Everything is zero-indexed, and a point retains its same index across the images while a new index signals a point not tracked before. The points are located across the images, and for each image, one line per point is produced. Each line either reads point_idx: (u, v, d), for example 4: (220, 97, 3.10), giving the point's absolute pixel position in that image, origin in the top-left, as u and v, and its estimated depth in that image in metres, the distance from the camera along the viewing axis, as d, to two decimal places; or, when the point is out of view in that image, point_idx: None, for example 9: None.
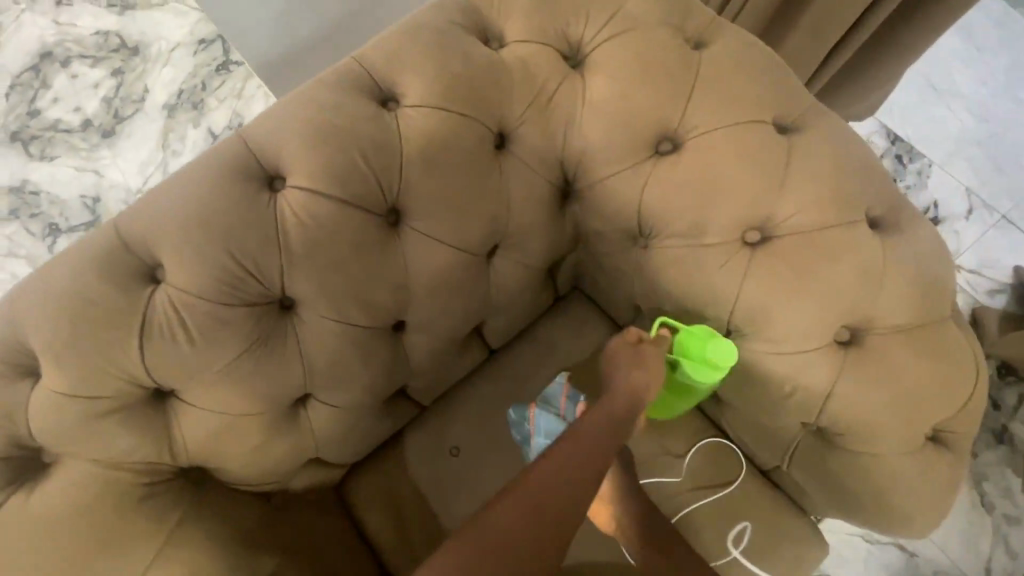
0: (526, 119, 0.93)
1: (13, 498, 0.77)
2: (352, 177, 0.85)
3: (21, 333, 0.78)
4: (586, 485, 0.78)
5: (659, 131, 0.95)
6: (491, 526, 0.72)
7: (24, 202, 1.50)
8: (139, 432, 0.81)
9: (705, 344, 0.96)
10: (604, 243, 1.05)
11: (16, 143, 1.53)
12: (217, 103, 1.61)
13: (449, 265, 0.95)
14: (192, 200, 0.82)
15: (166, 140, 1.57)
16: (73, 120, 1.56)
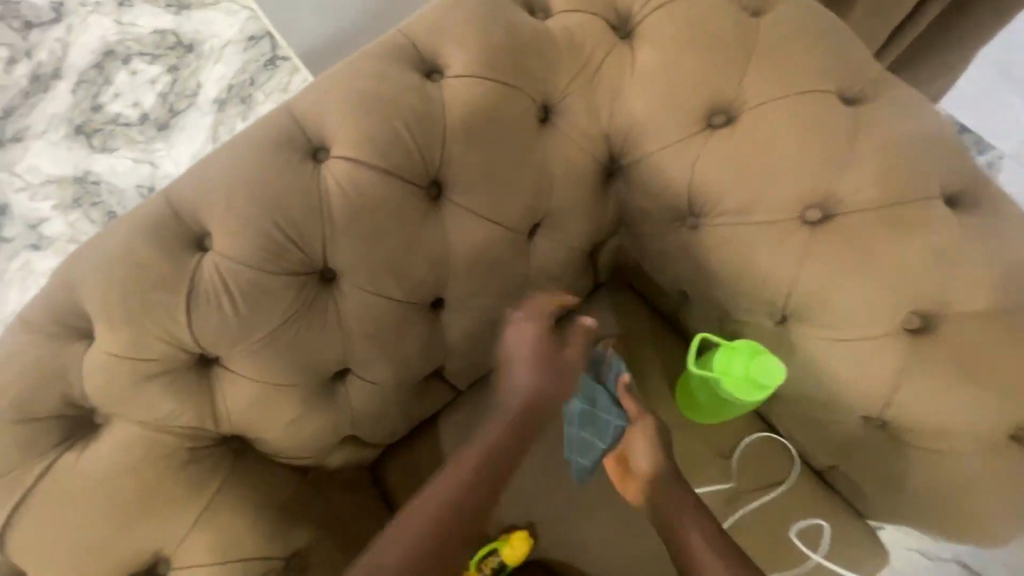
0: (572, 91, 0.90)
1: (64, 456, 0.79)
2: (394, 148, 0.84)
3: (78, 296, 0.81)
4: (485, 488, 0.83)
5: (713, 102, 0.90)
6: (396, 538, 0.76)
7: (86, 191, 1.56)
8: (185, 397, 0.82)
9: (747, 362, 0.90)
10: (650, 222, 1.00)
11: (79, 136, 1.58)
12: (264, 97, 1.66)
13: (490, 242, 0.93)
14: (240, 169, 0.83)
15: (216, 132, 1.63)
16: (132, 114, 1.61)
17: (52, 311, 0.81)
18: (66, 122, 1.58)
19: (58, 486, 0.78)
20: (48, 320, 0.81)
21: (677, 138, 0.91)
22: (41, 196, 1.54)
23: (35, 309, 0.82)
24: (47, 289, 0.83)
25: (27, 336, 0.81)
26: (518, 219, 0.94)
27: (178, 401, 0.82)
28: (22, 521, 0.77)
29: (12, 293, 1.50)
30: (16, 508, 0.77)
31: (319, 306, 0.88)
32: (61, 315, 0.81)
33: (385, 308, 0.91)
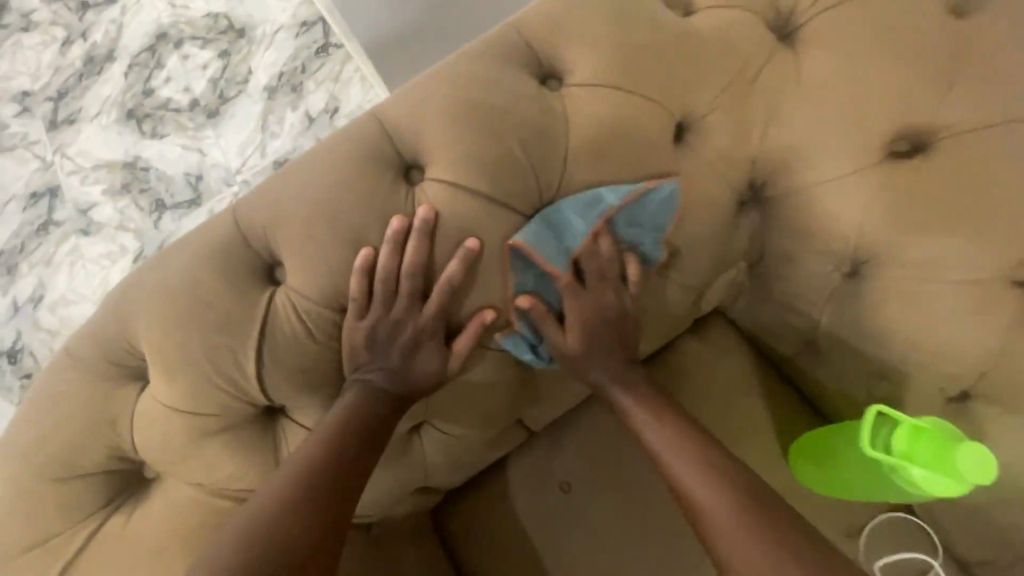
0: (718, 106, 0.74)
1: (112, 517, 0.69)
2: (505, 170, 0.69)
3: (130, 331, 0.69)
4: (339, 459, 0.69)
5: (894, 129, 0.73)
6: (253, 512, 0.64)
7: (135, 177, 1.43)
8: (249, 455, 0.71)
9: (943, 450, 0.68)
10: (790, 265, 0.83)
11: (130, 122, 1.46)
12: (315, 86, 1.50)
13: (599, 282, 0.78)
14: (319, 187, 0.69)
15: (265, 123, 1.48)
16: (182, 100, 1.48)
17: (100, 346, 0.70)
18: (118, 106, 1.47)
19: (102, 556, 0.66)
20: (97, 356, 0.70)
21: (844, 171, 0.74)
22: (92, 179, 1.43)
23: (81, 342, 0.71)
24: (95, 319, 0.72)
25: (74, 374, 0.70)
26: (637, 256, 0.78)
27: (242, 459, 0.70)
28: None
29: (59, 280, 1.38)
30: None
31: (380, 360, 0.72)
32: (110, 353, 0.70)
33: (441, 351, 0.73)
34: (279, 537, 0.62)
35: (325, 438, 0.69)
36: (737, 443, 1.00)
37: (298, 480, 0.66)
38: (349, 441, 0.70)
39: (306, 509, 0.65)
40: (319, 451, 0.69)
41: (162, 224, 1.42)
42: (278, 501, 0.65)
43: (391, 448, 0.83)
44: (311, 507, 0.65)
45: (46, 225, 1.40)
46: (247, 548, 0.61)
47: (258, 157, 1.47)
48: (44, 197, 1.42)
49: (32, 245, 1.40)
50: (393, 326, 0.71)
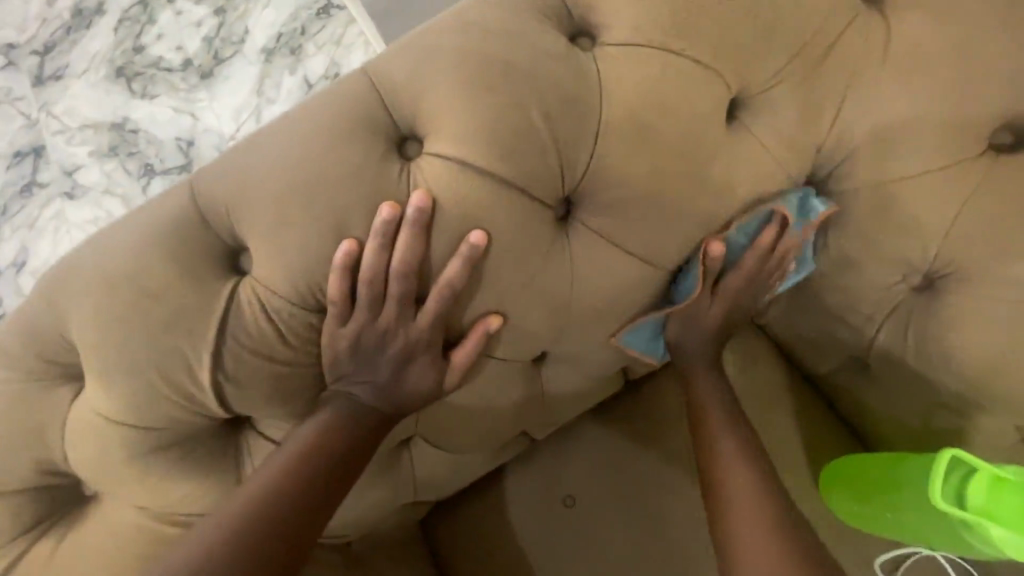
0: (775, 83, 0.63)
1: (46, 539, 0.59)
2: (524, 147, 0.57)
3: (63, 324, 0.58)
4: (321, 477, 0.58)
5: (968, 120, 0.65)
6: (205, 534, 0.54)
7: (123, 139, 1.17)
8: (204, 475, 0.60)
9: None
10: (842, 273, 0.73)
11: (118, 81, 1.18)
12: (315, 50, 1.23)
13: (643, 287, 0.68)
14: (295, 158, 0.56)
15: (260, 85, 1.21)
16: (172, 58, 1.20)
17: (30, 340, 0.58)
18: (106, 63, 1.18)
19: None
20: (24, 353, 0.58)
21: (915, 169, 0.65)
22: (78, 140, 1.17)
23: (7, 335, 0.59)
24: (22, 308, 0.60)
25: None
26: (672, 256, 0.67)
27: (197, 478, 0.60)
28: None
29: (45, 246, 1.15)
30: None
31: (367, 371, 0.61)
32: (39, 349, 0.58)
33: (437, 363, 0.62)
34: (235, 570, 0.52)
35: (302, 457, 0.58)
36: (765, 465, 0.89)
37: (266, 504, 0.55)
38: (329, 464, 0.59)
39: (272, 544, 0.54)
40: (295, 473, 0.58)
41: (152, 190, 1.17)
42: (237, 532, 0.53)
43: (375, 467, 0.72)
44: (278, 542, 0.54)
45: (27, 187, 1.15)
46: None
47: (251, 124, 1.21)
48: (27, 156, 1.16)
49: (14, 208, 1.15)
50: (382, 333, 0.60)
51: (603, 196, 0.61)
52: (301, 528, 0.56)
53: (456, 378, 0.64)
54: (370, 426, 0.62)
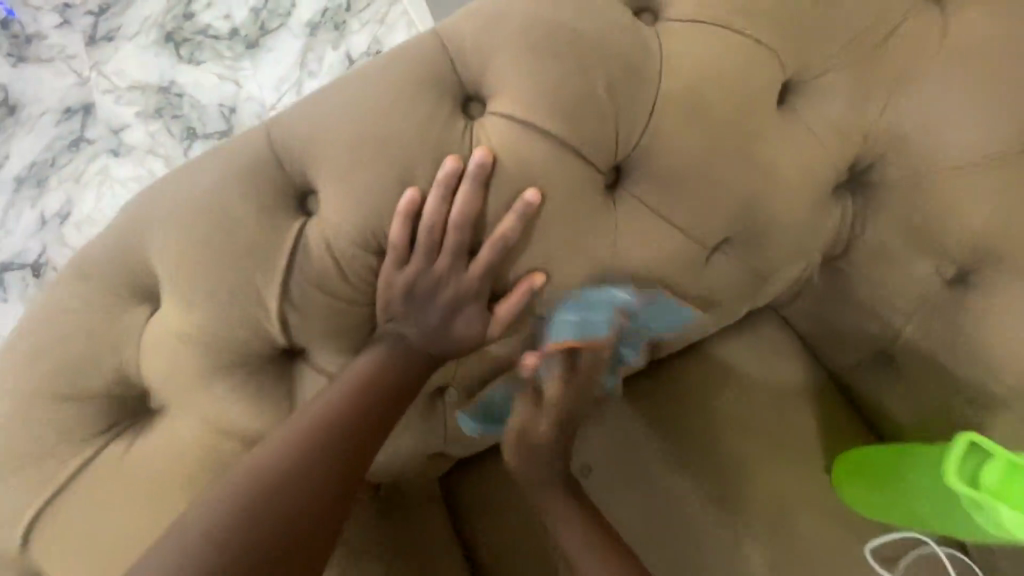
0: (826, 71, 0.66)
1: (113, 444, 0.64)
2: (583, 113, 0.60)
3: (146, 248, 0.63)
4: (373, 418, 0.63)
5: (1004, 122, 0.68)
6: (262, 458, 0.58)
7: (169, 103, 1.19)
8: (261, 396, 0.65)
9: None
10: (871, 260, 0.78)
11: (166, 43, 1.19)
12: (359, 27, 1.26)
13: (682, 261, 0.71)
14: (368, 110, 0.61)
15: (304, 58, 1.24)
16: (222, 25, 1.21)
17: (112, 262, 0.64)
18: (157, 26, 1.20)
19: (100, 481, 0.62)
20: (107, 272, 0.64)
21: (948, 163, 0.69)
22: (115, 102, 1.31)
23: (90, 256, 0.65)
24: (108, 234, 0.65)
25: (82, 288, 0.64)
26: (711, 232, 0.70)
27: (256, 399, 0.65)
28: (51, 524, 0.62)
29: (88, 200, 1.15)
30: (46, 504, 0.62)
31: (417, 317, 0.66)
32: (121, 270, 0.64)
33: (481, 317, 0.67)
34: (291, 493, 0.56)
35: (362, 388, 0.63)
36: (781, 448, 0.92)
37: (325, 424, 0.61)
38: (387, 397, 0.64)
39: (327, 462, 0.59)
40: (352, 399, 0.63)
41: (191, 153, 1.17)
42: (300, 455, 0.58)
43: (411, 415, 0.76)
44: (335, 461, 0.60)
45: (77, 142, 1.15)
46: (257, 499, 0.54)
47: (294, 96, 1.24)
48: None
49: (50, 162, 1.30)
50: (433, 282, 0.64)
51: (653, 167, 0.64)
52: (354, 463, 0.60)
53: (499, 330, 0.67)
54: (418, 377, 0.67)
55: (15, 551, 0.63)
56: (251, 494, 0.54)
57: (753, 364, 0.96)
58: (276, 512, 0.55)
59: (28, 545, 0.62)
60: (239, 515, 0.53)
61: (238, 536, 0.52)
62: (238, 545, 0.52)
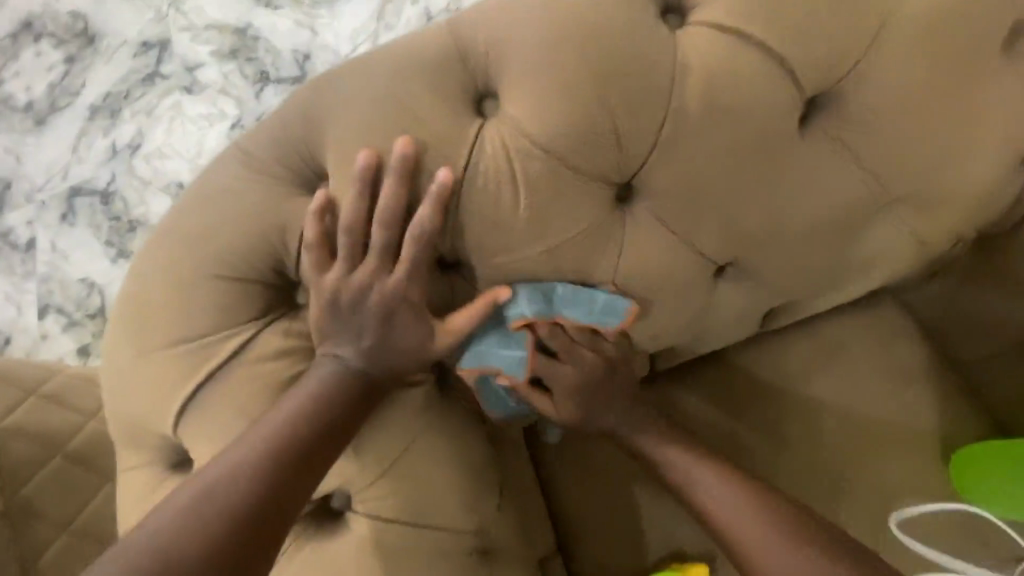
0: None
1: (266, 332, 0.63)
2: (800, 35, 0.58)
3: (319, 134, 0.61)
4: (384, 349, 0.62)
5: None
6: (301, 390, 0.61)
7: (243, 45, 1.34)
8: (402, 303, 0.61)
9: None
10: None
11: None
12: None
13: (858, 208, 0.67)
14: (567, 8, 0.58)
15: (383, 10, 1.34)
16: None
17: (279, 149, 0.63)
18: None
19: (256, 363, 0.62)
20: (274, 157, 0.63)
21: None
22: (203, 40, 1.32)
23: (256, 141, 0.63)
24: (275, 119, 0.64)
25: (248, 170, 0.63)
26: (895, 182, 0.66)
27: (400, 308, 0.61)
28: (200, 407, 0.62)
29: (158, 131, 1.34)
30: (201, 386, 0.62)
31: (584, 237, 0.62)
32: (290, 156, 0.62)
33: (650, 245, 0.64)
34: (322, 427, 0.60)
35: (393, 338, 0.62)
36: (908, 431, 0.87)
37: (342, 370, 0.62)
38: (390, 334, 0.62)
39: (348, 399, 0.61)
40: (384, 350, 0.62)
41: (264, 97, 1.32)
42: (330, 390, 0.61)
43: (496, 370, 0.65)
44: (349, 411, 0.61)
45: (152, 77, 1.33)
46: (259, 460, 0.57)
47: (368, 45, 1.33)
48: (155, 48, 1.34)
49: (137, 93, 1.34)
50: (599, 199, 0.61)
51: (854, 99, 0.61)
52: (365, 396, 0.63)
53: (666, 256, 0.65)
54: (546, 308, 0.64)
55: (169, 432, 0.64)
56: (290, 428, 0.59)
57: (870, 346, 0.90)
58: (312, 447, 0.59)
59: (179, 425, 0.64)
60: (277, 447, 0.58)
61: (277, 471, 0.57)
62: (263, 476, 0.57)
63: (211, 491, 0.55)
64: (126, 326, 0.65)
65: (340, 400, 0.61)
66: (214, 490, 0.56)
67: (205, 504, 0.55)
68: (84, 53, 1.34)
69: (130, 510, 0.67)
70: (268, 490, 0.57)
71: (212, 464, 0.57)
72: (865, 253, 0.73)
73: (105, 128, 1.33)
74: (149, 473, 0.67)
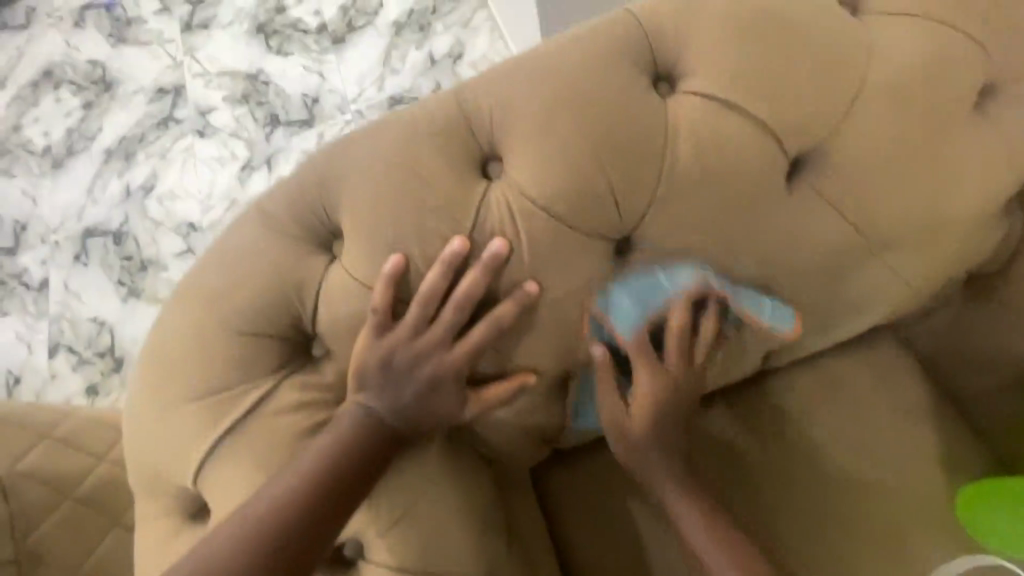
0: (1000, 82, 0.68)
1: (284, 384, 0.66)
2: (782, 99, 0.62)
3: (334, 196, 0.65)
4: (398, 399, 0.65)
5: None
6: (321, 441, 0.63)
7: (254, 89, 1.42)
8: (426, 364, 0.64)
9: None
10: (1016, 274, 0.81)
11: (258, 36, 1.46)
12: (443, 28, 1.44)
13: (848, 255, 0.70)
14: (565, 77, 0.63)
15: (388, 57, 1.43)
16: (311, 23, 1.46)
17: (296, 208, 0.66)
18: (250, 19, 1.47)
19: (274, 414, 0.65)
20: (291, 217, 0.66)
21: None
22: (215, 85, 1.43)
23: (275, 202, 0.67)
24: (293, 181, 0.68)
25: (267, 229, 0.67)
26: (882, 230, 0.70)
27: (416, 364, 0.64)
28: (219, 457, 0.65)
29: (171, 173, 1.39)
30: (222, 437, 0.65)
31: (586, 289, 0.65)
32: (306, 216, 0.66)
33: (650, 295, 0.67)
34: (341, 478, 0.62)
35: (421, 402, 0.65)
36: (913, 468, 0.88)
37: (362, 422, 0.64)
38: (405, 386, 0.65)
39: (367, 449, 0.63)
40: (411, 411, 0.65)
41: (272, 138, 1.40)
42: (348, 442, 0.63)
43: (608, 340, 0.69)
44: (368, 461, 0.63)
45: (166, 120, 1.41)
46: (285, 513, 0.60)
47: (374, 89, 1.41)
48: (169, 94, 1.43)
49: (151, 137, 1.41)
50: (601, 252, 0.64)
51: (836, 156, 0.65)
52: (384, 445, 0.64)
53: (666, 303, 0.68)
54: (553, 354, 0.68)
55: (187, 481, 0.66)
56: (312, 480, 0.61)
57: (870, 384, 0.91)
58: (333, 496, 0.61)
59: (198, 475, 0.66)
60: (301, 500, 0.60)
61: (300, 523, 0.60)
62: (295, 517, 0.60)
63: (242, 535, 0.59)
64: (148, 377, 0.67)
65: (359, 451, 0.63)
66: (255, 526, 0.60)
67: (249, 544, 0.59)
68: (101, 99, 1.44)
69: (147, 556, 0.69)
70: (305, 526, 0.60)
71: (248, 504, 0.61)
72: (858, 298, 0.76)
73: (119, 170, 1.40)
74: (167, 522, 0.69)
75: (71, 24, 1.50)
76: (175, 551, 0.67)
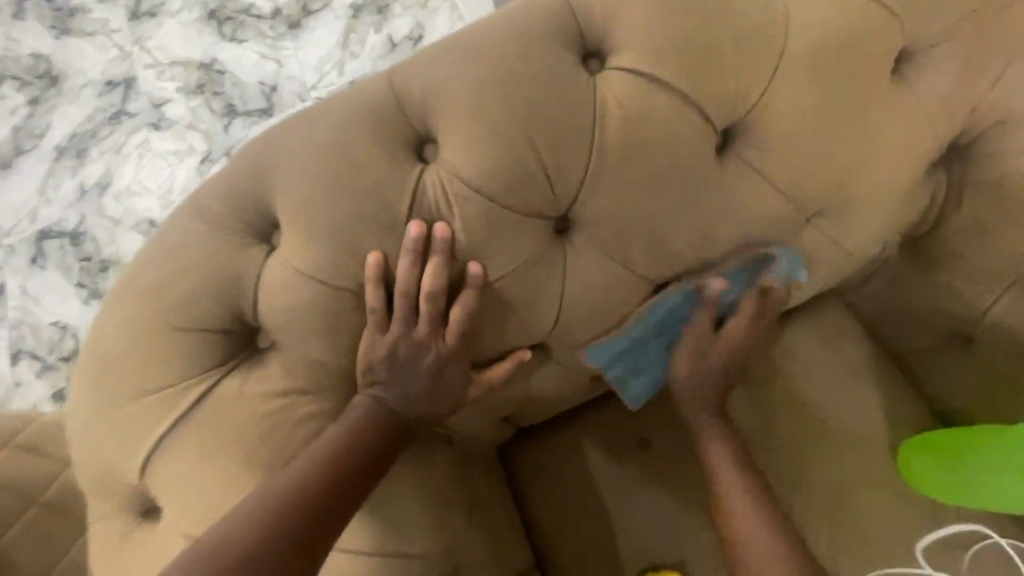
0: (918, 49, 0.71)
1: (228, 377, 0.66)
2: (707, 72, 0.63)
3: (267, 186, 0.65)
4: None
5: None
6: (323, 443, 0.64)
7: (209, 79, 1.37)
8: (426, 356, 0.67)
9: None
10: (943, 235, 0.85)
11: (211, 22, 1.41)
12: (402, 10, 1.41)
13: (783, 223, 0.72)
14: (493, 57, 0.62)
15: (346, 41, 1.39)
16: (265, 7, 1.42)
17: (232, 200, 0.66)
18: (200, 5, 1.42)
19: (218, 409, 0.65)
20: (226, 210, 0.66)
21: None
22: (169, 75, 1.38)
23: (209, 196, 0.67)
24: (226, 173, 0.67)
25: (202, 223, 0.66)
26: (813, 198, 0.72)
27: None
28: (169, 453, 0.65)
29: (127, 171, 1.35)
30: (168, 434, 0.65)
31: (522, 267, 0.66)
32: (240, 207, 0.66)
33: (591, 272, 0.68)
34: (339, 476, 0.62)
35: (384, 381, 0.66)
36: (855, 426, 0.92)
37: (365, 421, 0.66)
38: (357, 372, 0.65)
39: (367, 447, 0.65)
40: (417, 400, 0.69)
41: (230, 128, 1.35)
42: (350, 442, 0.64)
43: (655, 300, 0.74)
44: (369, 457, 0.65)
45: (119, 114, 1.36)
46: (277, 512, 0.59)
47: (334, 76, 1.38)
48: (120, 86, 1.38)
49: (103, 133, 1.37)
50: (538, 230, 0.65)
51: (763, 127, 0.67)
52: (386, 444, 0.66)
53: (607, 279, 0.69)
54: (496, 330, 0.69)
55: (135, 480, 0.66)
56: (308, 479, 0.61)
57: (816, 348, 0.95)
58: (333, 493, 0.62)
59: (147, 473, 0.66)
60: (298, 500, 0.60)
61: (290, 521, 0.59)
62: (287, 516, 0.59)
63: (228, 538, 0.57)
64: (90, 379, 0.67)
65: (357, 448, 0.64)
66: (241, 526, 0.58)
67: (233, 545, 0.57)
68: (48, 94, 1.38)
69: (103, 556, 0.69)
70: (293, 534, 0.58)
71: (235, 510, 0.60)
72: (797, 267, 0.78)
73: (73, 168, 1.35)
74: (121, 522, 0.69)
75: (11, 14, 1.42)
76: (129, 550, 0.67)
